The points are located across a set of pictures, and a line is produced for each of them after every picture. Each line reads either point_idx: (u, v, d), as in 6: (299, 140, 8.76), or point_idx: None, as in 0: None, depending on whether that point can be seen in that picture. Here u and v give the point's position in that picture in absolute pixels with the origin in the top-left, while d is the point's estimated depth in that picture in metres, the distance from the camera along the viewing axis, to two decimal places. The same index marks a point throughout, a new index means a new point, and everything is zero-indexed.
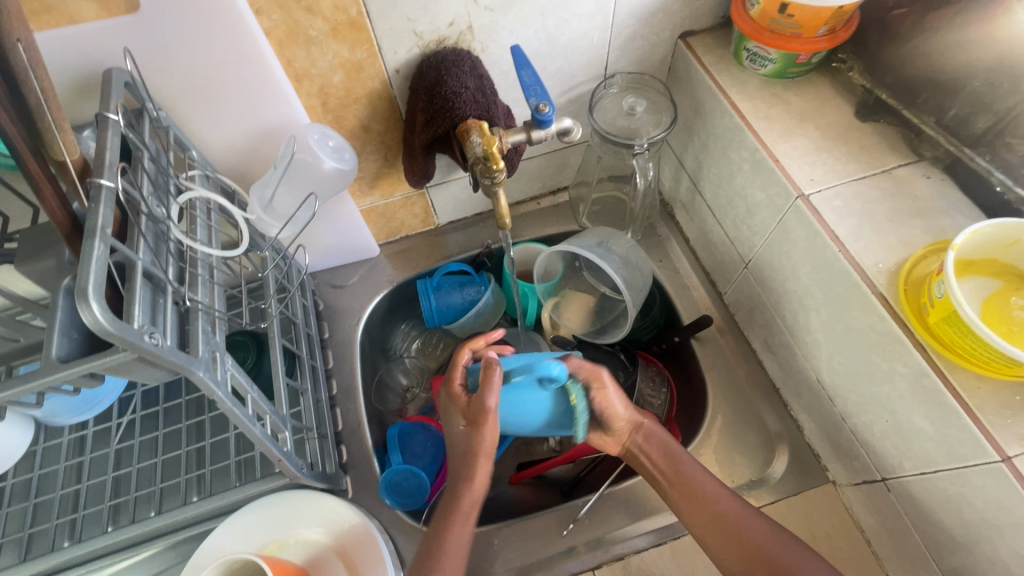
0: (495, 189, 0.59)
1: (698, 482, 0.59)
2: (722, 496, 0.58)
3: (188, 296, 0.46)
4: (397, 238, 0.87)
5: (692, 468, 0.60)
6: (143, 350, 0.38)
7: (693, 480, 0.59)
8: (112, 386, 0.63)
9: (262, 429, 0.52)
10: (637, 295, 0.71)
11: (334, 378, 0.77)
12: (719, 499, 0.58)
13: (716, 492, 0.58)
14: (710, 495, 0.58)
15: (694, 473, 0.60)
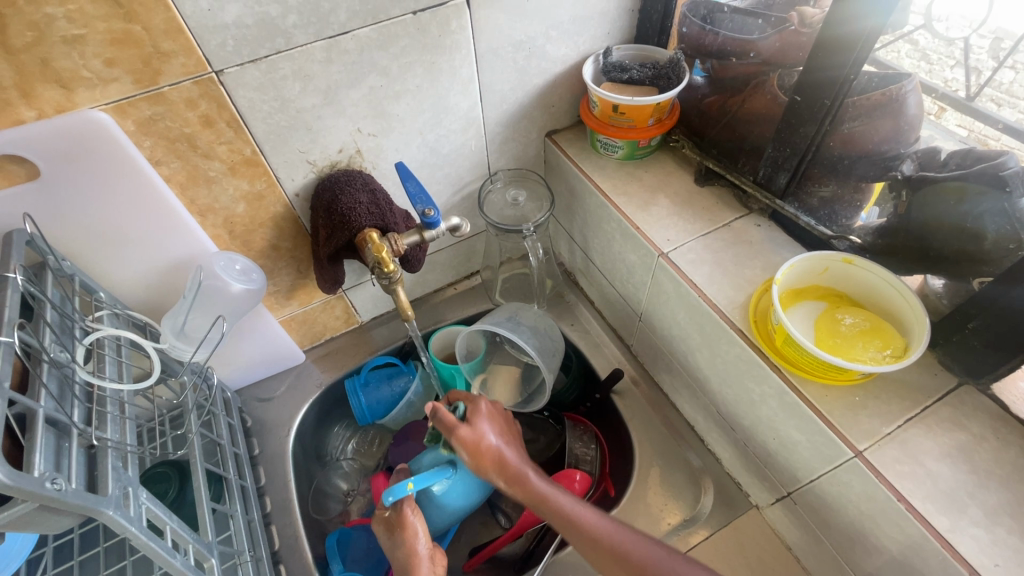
0: (394, 287, 0.66)
1: (584, 519, 0.54)
2: (609, 530, 0.53)
3: (96, 436, 0.47)
4: (321, 342, 0.89)
5: (572, 503, 0.55)
6: (44, 498, 0.39)
7: (574, 516, 0.54)
8: (19, 548, 0.57)
9: (185, 561, 0.51)
10: (550, 360, 0.77)
11: (267, 494, 0.75)
12: (607, 535, 0.52)
13: (603, 527, 0.53)
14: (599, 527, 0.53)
15: (559, 497, 0.55)
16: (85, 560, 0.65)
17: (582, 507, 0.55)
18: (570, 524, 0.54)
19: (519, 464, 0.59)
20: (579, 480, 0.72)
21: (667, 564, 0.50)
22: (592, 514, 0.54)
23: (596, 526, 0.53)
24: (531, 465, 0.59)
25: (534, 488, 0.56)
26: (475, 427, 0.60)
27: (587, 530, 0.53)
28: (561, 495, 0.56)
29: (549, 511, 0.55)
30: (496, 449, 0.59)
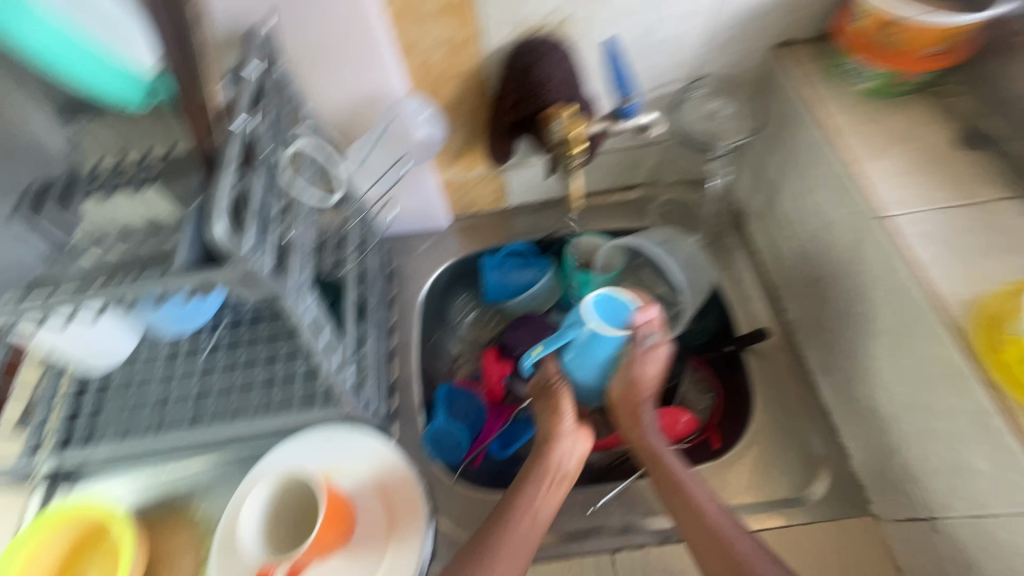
0: (572, 169, 0.63)
1: (693, 495, 0.58)
2: (721, 519, 0.55)
3: (289, 235, 0.52)
4: (468, 214, 0.92)
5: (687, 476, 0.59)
6: (250, 271, 0.45)
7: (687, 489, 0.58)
8: (207, 307, 0.75)
9: (332, 362, 0.59)
10: (694, 296, 0.73)
11: (395, 333, 0.83)
12: (716, 523, 0.55)
13: (711, 510, 0.56)
14: (708, 516, 0.56)
15: (680, 466, 0.60)
16: (250, 335, 0.78)
17: (695, 486, 0.58)
18: (677, 497, 0.58)
19: (648, 426, 0.65)
20: (683, 422, 0.71)
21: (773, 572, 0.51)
22: (702, 492, 0.58)
23: (707, 509, 0.56)
24: (654, 431, 0.64)
25: (657, 456, 0.62)
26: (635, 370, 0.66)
27: (701, 503, 0.57)
28: (679, 467, 0.60)
29: (660, 479, 0.60)
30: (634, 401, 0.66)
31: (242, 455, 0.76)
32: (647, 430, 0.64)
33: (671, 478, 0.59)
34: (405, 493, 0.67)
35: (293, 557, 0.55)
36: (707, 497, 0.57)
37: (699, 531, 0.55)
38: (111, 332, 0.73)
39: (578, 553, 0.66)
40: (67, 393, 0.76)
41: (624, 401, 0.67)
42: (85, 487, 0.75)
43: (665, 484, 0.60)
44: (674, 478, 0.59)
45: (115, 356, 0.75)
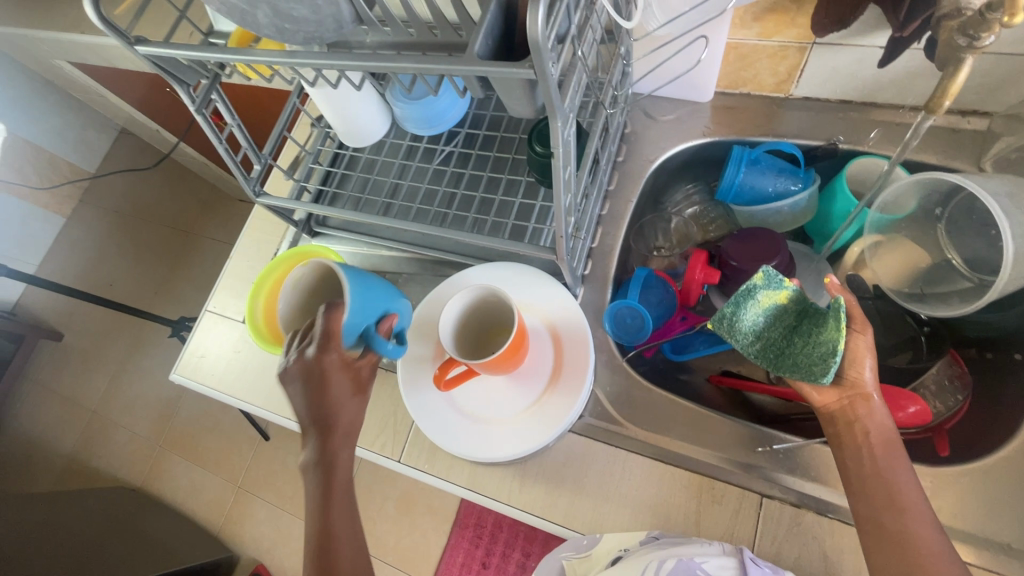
0: (960, 56, 0.40)
1: (904, 507, 0.50)
2: (928, 535, 0.48)
3: (577, 48, 0.47)
4: (735, 92, 0.78)
5: (908, 484, 0.51)
6: (542, 74, 0.41)
7: (897, 498, 0.50)
8: (450, 115, 0.78)
9: (565, 202, 0.56)
10: (1016, 278, 0.54)
11: (609, 200, 0.78)
12: (919, 536, 0.49)
13: (922, 531, 0.49)
14: (913, 526, 0.49)
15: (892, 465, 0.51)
16: (477, 155, 0.81)
17: (910, 493, 0.50)
18: (880, 501, 0.50)
19: (878, 416, 0.52)
20: (907, 413, 0.58)
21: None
22: (918, 507, 0.50)
23: (914, 526, 0.49)
24: (885, 422, 0.53)
25: (869, 432, 0.52)
26: (854, 345, 0.53)
27: (911, 518, 0.49)
28: (902, 470, 0.51)
29: (867, 472, 0.52)
30: (864, 384, 0.53)
31: (441, 261, 0.83)
32: (873, 422, 0.52)
33: (884, 479, 0.51)
34: (576, 350, 0.67)
35: (474, 363, 0.59)
36: (921, 516, 0.49)
37: (891, 542, 0.49)
38: (370, 113, 0.79)
39: (726, 480, 0.62)
40: (326, 158, 0.88)
41: (851, 386, 0.53)
42: (322, 241, 0.90)
43: (872, 480, 0.51)
44: (890, 481, 0.51)
45: (368, 134, 0.82)
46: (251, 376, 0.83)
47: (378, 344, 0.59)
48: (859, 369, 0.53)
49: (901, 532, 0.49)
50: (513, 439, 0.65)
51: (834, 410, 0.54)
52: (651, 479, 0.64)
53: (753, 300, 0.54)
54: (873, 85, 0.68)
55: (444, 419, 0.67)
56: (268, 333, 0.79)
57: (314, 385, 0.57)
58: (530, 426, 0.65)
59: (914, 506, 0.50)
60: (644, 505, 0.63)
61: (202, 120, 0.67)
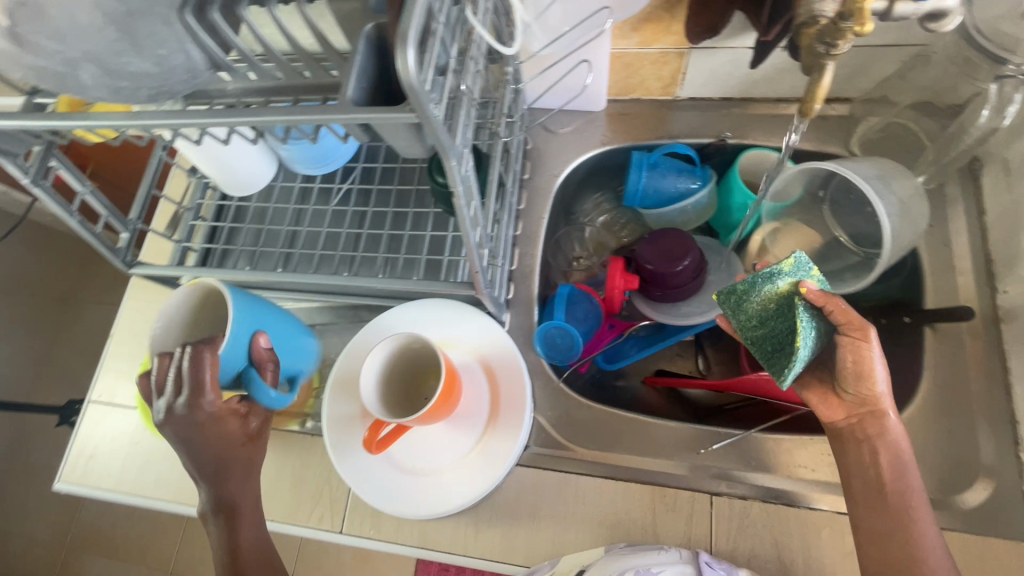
0: (821, 63, 0.42)
1: (913, 520, 0.51)
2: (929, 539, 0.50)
3: (461, 82, 0.44)
4: (626, 98, 0.79)
5: (920, 501, 0.52)
6: (425, 118, 0.38)
7: (906, 509, 0.51)
8: (341, 152, 0.73)
9: (474, 237, 0.54)
10: (895, 252, 0.59)
11: (521, 220, 0.77)
12: (915, 536, 0.50)
13: (927, 540, 0.50)
14: (909, 527, 0.51)
15: (897, 475, 0.53)
16: (378, 191, 0.76)
17: (916, 499, 0.52)
18: (887, 512, 0.52)
19: (890, 429, 0.53)
20: None
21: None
22: (925, 521, 0.51)
23: (920, 536, 0.50)
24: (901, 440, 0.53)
25: (880, 449, 0.53)
26: (864, 361, 0.51)
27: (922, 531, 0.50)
28: (917, 487, 0.52)
29: (873, 485, 0.53)
30: (880, 401, 0.53)
31: (355, 307, 0.77)
32: (884, 442, 0.53)
33: (896, 491, 0.52)
34: (512, 386, 0.65)
35: (407, 420, 0.56)
36: (930, 528, 0.51)
37: (897, 550, 0.50)
38: (252, 158, 0.72)
39: (674, 485, 0.63)
40: (209, 212, 0.80)
41: (864, 404, 0.53)
42: None
43: (879, 493, 0.53)
44: (903, 497, 0.52)
45: (252, 181, 0.75)
46: (157, 469, 0.73)
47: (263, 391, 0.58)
48: (869, 385, 0.52)
49: (909, 539, 0.50)
50: (465, 489, 0.62)
51: (846, 426, 0.55)
52: (605, 500, 0.63)
53: (774, 285, 0.48)
54: (749, 82, 0.72)
55: (384, 479, 0.63)
56: None
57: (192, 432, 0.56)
58: (479, 471, 0.62)
59: (924, 521, 0.51)
60: (602, 527, 0.62)
61: (42, 193, 0.57)
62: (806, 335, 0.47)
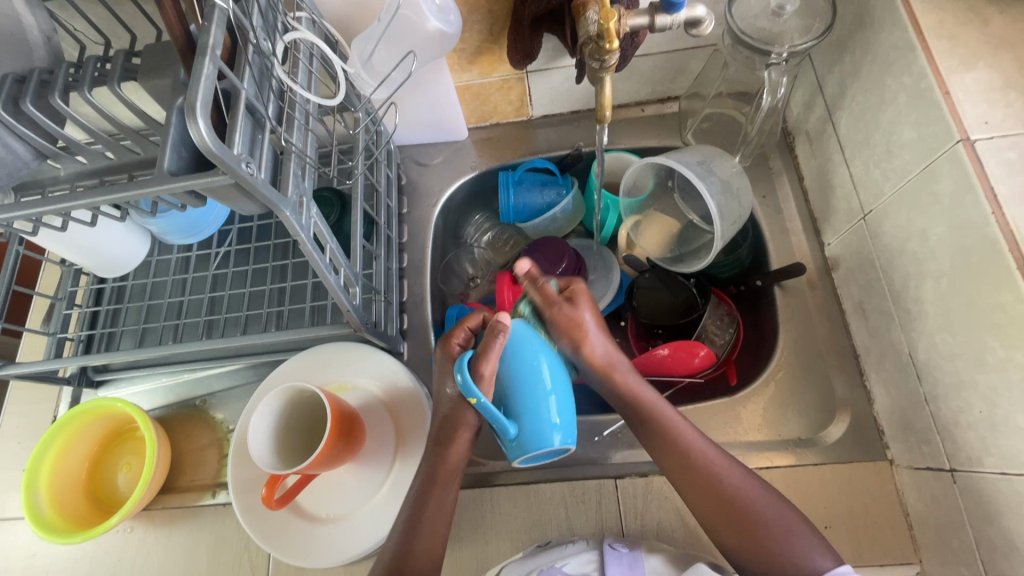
0: (601, 77, 0.49)
1: (708, 462, 0.55)
2: (741, 484, 0.54)
3: (284, 138, 0.47)
4: (486, 124, 0.84)
5: (691, 437, 0.57)
6: (240, 176, 0.41)
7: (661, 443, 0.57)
8: (214, 218, 0.73)
9: (337, 279, 0.55)
10: (729, 226, 0.66)
11: (405, 251, 0.79)
12: (735, 490, 0.54)
13: (732, 477, 0.54)
14: (718, 477, 0.54)
15: (678, 429, 0.57)
16: (258, 248, 0.77)
17: (698, 440, 0.56)
18: (693, 467, 0.55)
19: (630, 381, 0.61)
20: (700, 356, 0.68)
21: (771, 511, 0.53)
22: (708, 453, 0.56)
23: (729, 477, 0.55)
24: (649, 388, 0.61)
25: (649, 406, 0.59)
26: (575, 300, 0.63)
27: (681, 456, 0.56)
28: (672, 420, 0.58)
29: (678, 454, 0.56)
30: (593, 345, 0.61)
31: (253, 367, 0.77)
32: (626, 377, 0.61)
33: (676, 442, 0.56)
34: (413, 415, 0.67)
35: (300, 469, 0.56)
36: (724, 461, 0.56)
37: (722, 508, 0.53)
38: (127, 243, 0.71)
39: (581, 477, 0.66)
40: (85, 298, 0.77)
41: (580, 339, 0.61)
42: (109, 390, 0.78)
43: (682, 461, 0.56)
44: (661, 430, 0.58)
45: (130, 262, 0.73)
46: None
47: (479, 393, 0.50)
48: (580, 344, 0.61)
49: (712, 482, 0.54)
50: (378, 523, 0.62)
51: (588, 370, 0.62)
52: (520, 505, 0.65)
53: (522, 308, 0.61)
54: (589, 94, 0.79)
55: (298, 534, 0.62)
56: (64, 522, 0.65)
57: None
58: (390, 503, 0.63)
59: (710, 456, 0.56)
60: (521, 532, 0.64)
61: None
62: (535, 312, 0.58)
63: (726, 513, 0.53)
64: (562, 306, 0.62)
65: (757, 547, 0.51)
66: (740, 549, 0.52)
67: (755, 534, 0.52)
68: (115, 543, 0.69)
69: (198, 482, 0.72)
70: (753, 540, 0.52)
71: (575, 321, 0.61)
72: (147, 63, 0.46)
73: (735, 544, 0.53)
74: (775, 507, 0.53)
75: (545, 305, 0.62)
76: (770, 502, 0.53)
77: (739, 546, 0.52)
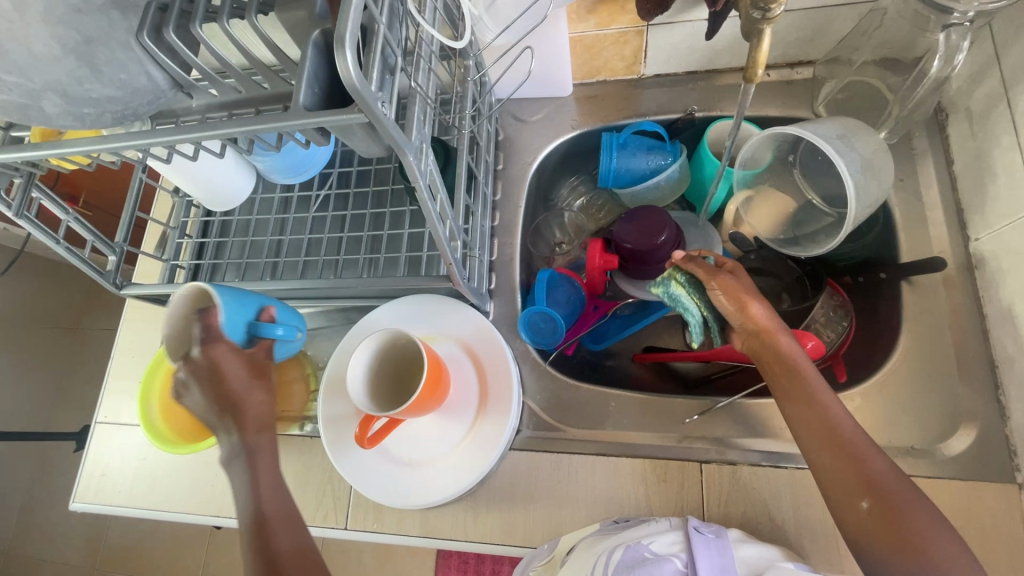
0: (759, 28, 0.43)
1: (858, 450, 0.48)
2: (884, 475, 0.47)
3: (412, 79, 0.46)
4: (592, 81, 0.80)
5: (835, 409, 0.51)
6: (375, 116, 0.40)
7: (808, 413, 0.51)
8: (316, 160, 0.74)
9: (444, 230, 0.55)
10: (863, 210, 0.59)
11: (498, 210, 0.78)
12: (877, 471, 0.47)
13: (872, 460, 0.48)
14: (860, 456, 0.48)
15: (824, 399, 0.51)
16: (356, 194, 0.78)
17: (841, 411, 0.51)
18: (841, 447, 0.49)
19: (792, 350, 0.53)
20: (807, 348, 0.62)
21: (926, 522, 0.45)
22: (854, 431, 0.49)
23: (869, 458, 0.48)
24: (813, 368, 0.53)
25: (796, 371, 0.52)
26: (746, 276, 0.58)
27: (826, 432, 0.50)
28: (821, 392, 0.51)
29: (818, 423, 0.50)
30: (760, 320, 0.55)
31: (343, 310, 0.79)
32: (781, 345, 0.54)
33: (823, 416, 0.50)
34: (499, 375, 0.66)
35: (394, 412, 0.57)
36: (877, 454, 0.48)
37: (854, 486, 0.47)
38: (237, 178, 0.74)
39: (662, 456, 0.64)
40: (194, 229, 0.82)
41: (741, 319, 0.56)
42: None
43: (824, 433, 0.50)
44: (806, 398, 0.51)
45: (237, 199, 0.76)
46: (164, 481, 0.75)
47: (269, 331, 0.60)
48: (747, 306, 0.55)
49: (858, 468, 0.48)
50: (458, 474, 0.63)
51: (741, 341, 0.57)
52: (598, 476, 0.65)
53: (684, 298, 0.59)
54: (711, 53, 0.73)
55: (380, 473, 0.65)
56: (172, 433, 0.71)
57: (207, 380, 0.55)
58: (471, 458, 0.64)
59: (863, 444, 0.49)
60: (597, 502, 0.64)
61: (29, 224, 0.59)
62: (688, 293, 0.58)
63: (862, 490, 0.47)
64: (727, 277, 0.57)
65: (892, 539, 0.45)
66: (870, 536, 0.46)
67: (900, 536, 0.44)
68: (212, 458, 0.75)
69: (288, 413, 0.76)
70: (889, 525, 0.45)
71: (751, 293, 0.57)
72: None
73: (871, 540, 0.46)
74: (922, 507, 0.45)
75: (706, 277, 0.58)
76: (929, 520, 0.45)
77: (877, 546, 0.45)
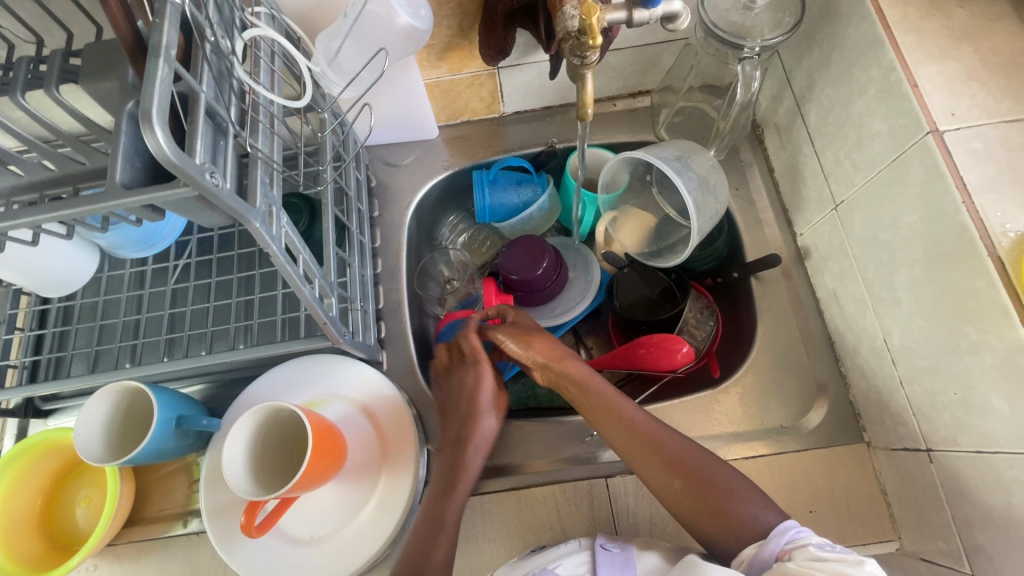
0: (583, 73, 0.48)
1: (660, 441, 0.58)
2: (685, 451, 0.57)
3: (249, 143, 0.44)
4: (457, 122, 0.82)
5: (623, 403, 0.61)
6: (204, 188, 0.37)
7: (614, 425, 0.60)
8: (170, 230, 0.68)
9: (312, 290, 0.52)
10: (706, 220, 0.66)
11: (379, 256, 0.76)
12: (679, 452, 0.57)
13: (674, 445, 0.57)
14: (661, 442, 0.57)
15: (615, 400, 0.61)
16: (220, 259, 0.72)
17: (631, 406, 0.61)
18: (645, 444, 0.58)
19: (581, 372, 0.64)
20: (683, 353, 0.67)
21: (731, 481, 0.54)
22: (649, 423, 0.59)
23: (669, 443, 0.58)
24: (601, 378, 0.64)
25: (589, 385, 0.63)
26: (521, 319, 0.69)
27: (631, 436, 0.59)
28: (615, 397, 0.61)
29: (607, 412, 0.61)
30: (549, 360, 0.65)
31: (220, 385, 0.73)
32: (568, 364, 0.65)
33: (624, 424, 0.59)
34: (399, 429, 0.65)
35: (282, 492, 0.52)
36: (674, 437, 0.58)
37: (666, 465, 0.56)
38: (72, 261, 0.65)
39: (568, 479, 0.66)
40: (27, 321, 0.71)
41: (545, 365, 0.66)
42: (60, 419, 0.72)
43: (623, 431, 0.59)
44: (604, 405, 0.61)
45: (77, 283, 0.67)
46: None
47: (198, 422, 0.62)
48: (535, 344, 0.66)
49: (660, 452, 0.57)
50: (367, 540, 0.60)
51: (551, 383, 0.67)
52: (512, 511, 0.64)
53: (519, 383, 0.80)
54: (561, 89, 0.78)
55: (278, 560, 0.59)
56: (19, 568, 0.59)
57: None
58: (378, 522, 0.61)
59: (661, 437, 0.58)
60: (514, 538, 0.63)
61: None
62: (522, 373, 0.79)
63: (680, 477, 0.55)
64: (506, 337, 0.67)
65: (710, 512, 0.53)
66: (696, 514, 0.54)
67: (716, 501, 0.53)
68: None
69: (167, 511, 0.67)
70: (703, 497, 0.54)
71: (538, 329, 0.68)
72: (90, 63, 0.42)
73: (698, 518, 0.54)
74: (719, 471, 0.55)
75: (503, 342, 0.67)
76: (733, 480, 0.54)
77: (705, 522, 0.53)
